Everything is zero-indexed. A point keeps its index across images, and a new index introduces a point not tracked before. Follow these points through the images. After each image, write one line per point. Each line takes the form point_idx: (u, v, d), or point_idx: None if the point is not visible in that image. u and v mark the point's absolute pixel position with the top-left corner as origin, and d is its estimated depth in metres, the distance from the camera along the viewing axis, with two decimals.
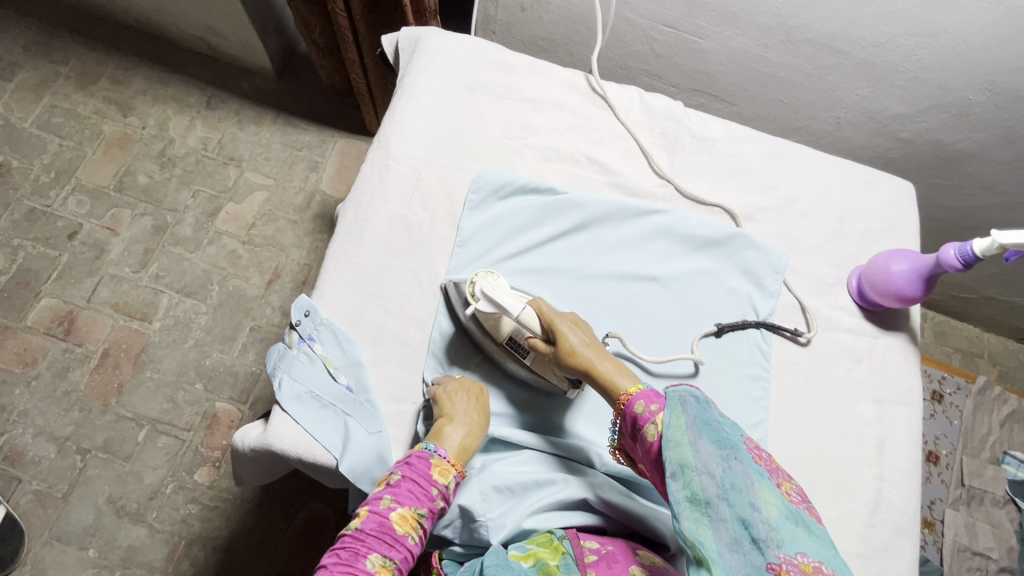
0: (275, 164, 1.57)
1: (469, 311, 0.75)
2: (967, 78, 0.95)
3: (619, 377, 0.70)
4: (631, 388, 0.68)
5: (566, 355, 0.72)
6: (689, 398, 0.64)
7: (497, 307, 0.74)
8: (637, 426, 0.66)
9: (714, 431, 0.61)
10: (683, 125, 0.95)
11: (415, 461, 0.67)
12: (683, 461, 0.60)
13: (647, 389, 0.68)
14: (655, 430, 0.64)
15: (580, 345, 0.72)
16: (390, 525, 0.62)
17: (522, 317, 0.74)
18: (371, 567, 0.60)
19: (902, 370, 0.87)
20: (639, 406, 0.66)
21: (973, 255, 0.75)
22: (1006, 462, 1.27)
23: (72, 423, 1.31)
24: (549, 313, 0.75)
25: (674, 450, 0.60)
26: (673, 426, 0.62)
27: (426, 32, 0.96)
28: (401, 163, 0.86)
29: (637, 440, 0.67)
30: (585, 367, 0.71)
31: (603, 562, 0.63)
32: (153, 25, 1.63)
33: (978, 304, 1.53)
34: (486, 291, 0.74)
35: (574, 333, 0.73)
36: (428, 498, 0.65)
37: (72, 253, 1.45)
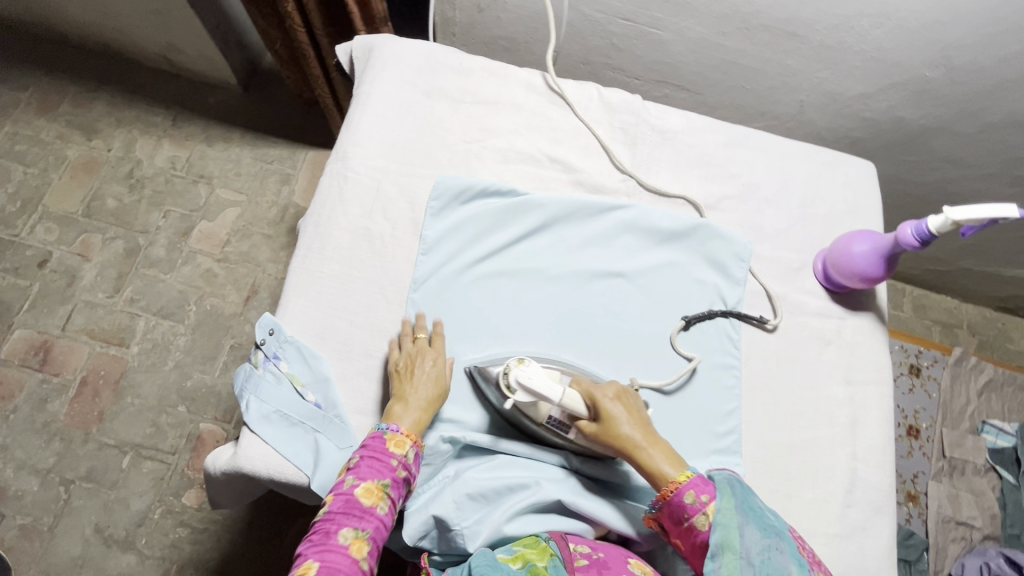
0: (245, 179, 1.56)
1: (507, 403, 0.71)
2: (921, 55, 0.96)
3: (666, 465, 0.66)
4: (679, 477, 0.65)
5: (610, 437, 0.69)
6: (735, 484, 0.64)
7: (535, 396, 0.69)
8: (685, 514, 0.63)
9: (761, 519, 0.61)
10: (642, 119, 0.95)
11: (371, 441, 0.68)
12: (728, 544, 0.59)
13: (695, 476, 0.65)
14: (706, 521, 0.62)
15: (624, 429, 0.68)
16: (356, 499, 0.64)
17: (564, 401, 0.69)
18: (345, 541, 0.61)
19: (871, 349, 0.88)
20: (689, 497, 0.63)
21: (929, 232, 0.75)
22: (985, 431, 1.29)
23: (54, 454, 1.29)
24: (592, 393, 0.71)
25: (719, 531, 0.60)
26: (721, 510, 0.61)
27: (380, 39, 0.95)
28: (360, 173, 0.86)
29: (684, 528, 0.64)
30: (630, 451, 0.68)
31: (593, 568, 0.62)
32: (112, 45, 1.60)
33: (953, 276, 1.55)
34: (521, 381, 0.69)
35: (620, 418, 0.69)
36: (389, 470, 0.66)
37: (44, 282, 1.43)
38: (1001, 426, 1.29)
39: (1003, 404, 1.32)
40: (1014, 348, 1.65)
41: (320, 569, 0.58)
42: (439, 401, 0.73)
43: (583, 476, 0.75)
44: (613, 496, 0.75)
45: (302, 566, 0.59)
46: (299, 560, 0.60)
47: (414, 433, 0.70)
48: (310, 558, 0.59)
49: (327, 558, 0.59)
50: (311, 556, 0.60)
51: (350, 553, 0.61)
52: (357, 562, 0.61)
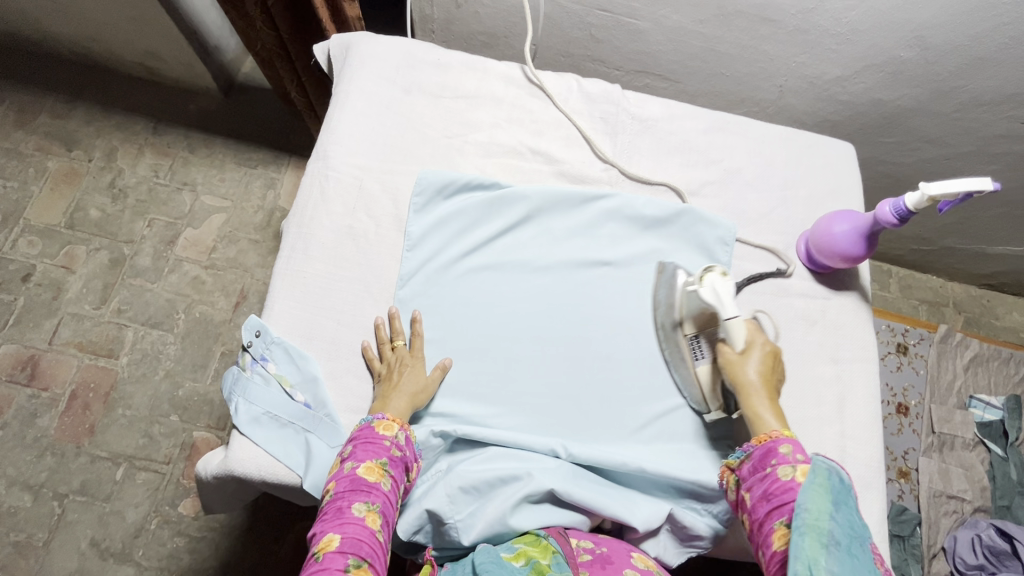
0: (229, 185, 1.54)
1: (691, 290, 0.78)
2: (895, 36, 0.97)
3: (772, 419, 0.69)
4: (784, 432, 0.68)
5: (739, 369, 0.73)
6: (836, 473, 0.60)
7: (713, 303, 0.75)
8: (772, 459, 0.65)
9: (851, 514, 0.57)
10: (622, 108, 0.96)
11: (359, 431, 0.69)
12: (818, 510, 0.56)
13: (798, 441, 0.67)
14: (790, 472, 0.63)
15: (760, 373, 0.72)
16: (360, 478, 0.64)
17: (732, 321, 0.74)
18: (359, 514, 0.61)
19: (856, 327, 0.89)
20: (785, 447, 0.66)
21: (906, 209, 0.77)
22: (973, 406, 1.31)
23: (46, 469, 1.28)
24: (755, 334, 0.75)
25: (811, 495, 0.57)
26: (814, 483, 0.58)
27: (357, 37, 0.94)
28: (342, 172, 0.85)
29: (762, 474, 0.65)
30: (747, 388, 0.72)
31: (597, 563, 0.64)
32: (89, 54, 1.58)
33: (938, 254, 1.56)
34: (715, 285, 0.75)
35: (761, 364, 0.73)
36: (384, 449, 0.66)
37: (29, 296, 1.41)
38: (987, 401, 1.31)
39: (990, 379, 1.34)
40: (999, 324, 1.67)
41: (343, 540, 0.58)
42: (421, 394, 0.74)
43: (576, 465, 0.75)
44: (604, 483, 0.75)
45: (322, 542, 0.59)
46: (318, 539, 0.59)
47: (402, 418, 0.71)
48: (329, 533, 0.59)
49: (347, 529, 0.59)
50: (331, 530, 0.59)
51: (367, 525, 0.60)
52: (375, 532, 0.60)
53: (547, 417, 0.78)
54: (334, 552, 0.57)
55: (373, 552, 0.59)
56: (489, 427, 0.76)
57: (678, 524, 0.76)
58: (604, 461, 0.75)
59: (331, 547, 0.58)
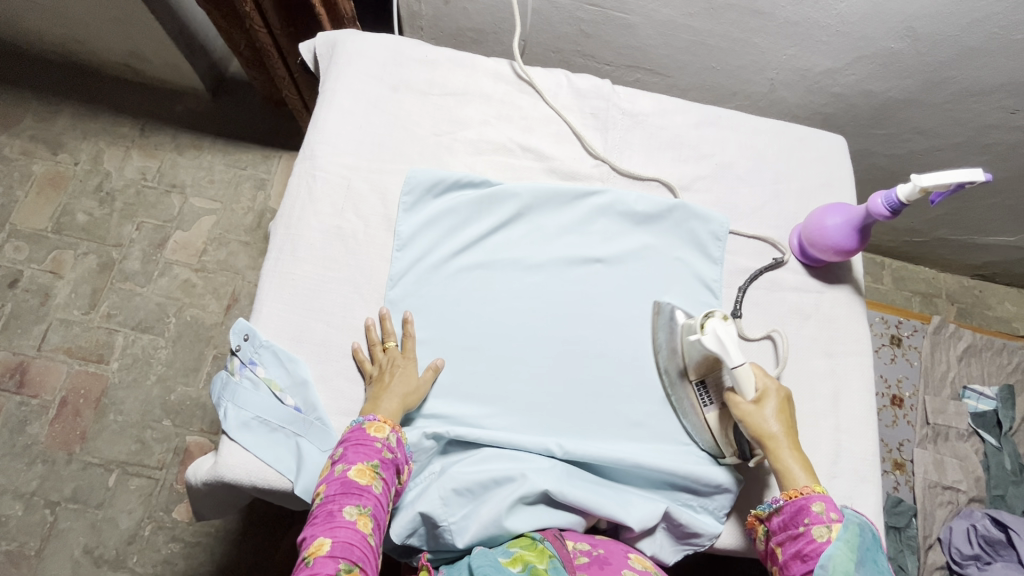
0: (219, 186, 1.53)
1: (694, 340, 0.75)
2: (885, 27, 0.96)
3: (800, 471, 0.69)
4: (814, 486, 0.68)
5: (759, 421, 0.72)
6: (866, 529, 0.65)
7: (721, 351, 0.73)
8: (804, 518, 0.66)
9: (878, 572, 0.62)
10: (612, 104, 0.95)
11: (350, 434, 0.68)
12: (841, 571, 0.62)
13: (827, 492, 0.68)
14: (825, 532, 0.65)
15: (779, 422, 0.72)
16: (351, 481, 0.63)
17: (739, 372, 0.73)
18: (350, 518, 0.60)
19: (849, 321, 0.88)
20: (818, 505, 0.66)
21: (898, 201, 0.76)
22: (967, 396, 1.31)
23: (37, 477, 1.26)
24: (766, 380, 0.74)
25: (837, 556, 0.63)
26: (841, 540, 0.64)
27: (343, 35, 0.93)
28: (329, 171, 0.84)
29: (795, 532, 0.67)
30: (771, 440, 0.71)
31: (595, 564, 0.64)
32: (73, 55, 1.56)
33: (931, 246, 1.56)
34: (720, 332, 0.73)
35: (779, 411, 0.72)
36: (375, 452, 0.65)
37: (16, 303, 1.39)
38: (981, 391, 1.31)
39: (983, 369, 1.35)
40: (992, 314, 1.68)
41: (334, 545, 0.57)
42: (412, 396, 0.73)
43: (570, 463, 0.75)
44: (599, 482, 0.75)
45: (312, 546, 0.58)
46: (307, 543, 0.59)
47: (393, 419, 0.70)
48: (320, 536, 0.58)
49: (338, 534, 0.58)
50: (321, 534, 0.58)
51: (358, 528, 0.60)
52: (367, 536, 0.60)
53: (540, 416, 0.77)
54: (324, 557, 0.56)
55: (363, 557, 0.58)
56: (482, 427, 0.75)
57: (674, 522, 0.75)
58: (599, 459, 0.75)
59: (322, 551, 0.57)
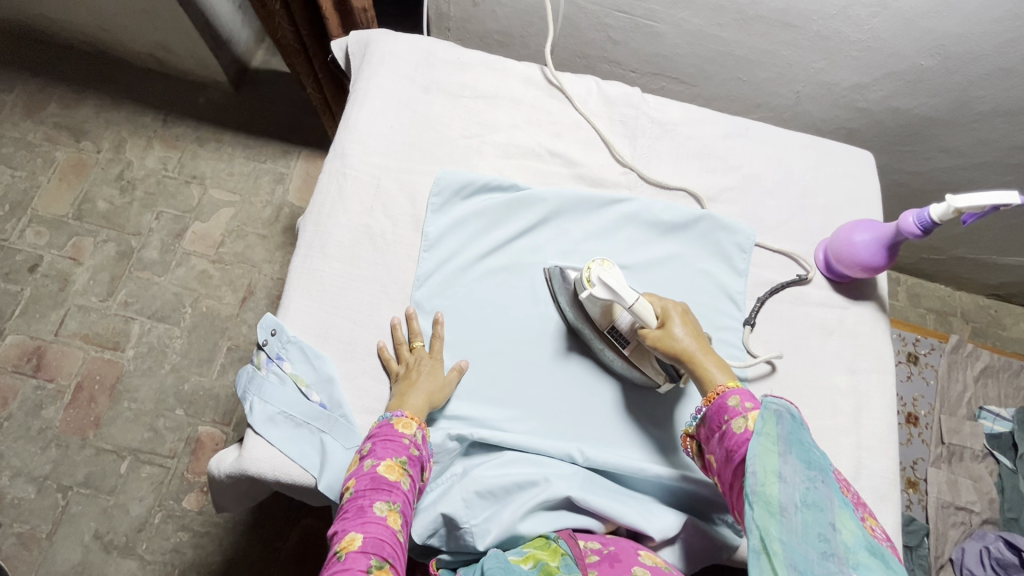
0: (238, 179, 1.54)
1: (585, 297, 0.74)
2: (917, 45, 0.96)
3: (715, 371, 0.67)
4: (727, 383, 0.65)
5: (669, 342, 0.70)
6: (786, 412, 0.60)
7: (612, 294, 0.72)
8: (724, 416, 0.63)
9: (806, 452, 0.57)
10: (641, 112, 0.95)
11: (378, 429, 0.68)
12: (769, 468, 0.56)
13: (742, 385, 0.65)
14: (744, 423, 0.62)
15: (688, 335, 0.70)
16: (380, 476, 0.63)
17: (634, 306, 0.72)
18: (380, 514, 0.60)
19: (873, 338, 0.88)
20: (733, 400, 0.63)
21: (930, 220, 0.76)
22: (982, 417, 1.31)
23: (50, 461, 1.27)
24: (660, 304, 0.73)
25: (760, 452, 0.58)
26: (762, 434, 0.59)
27: (375, 35, 0.94)
28: (359, 170, 0.85)
29: (720, 434, 0.64)
30: (686, 355, 0.69)
31: (605, 562, 0.63)
32: (100, 45, 1.57)
33: (949, 263, 1.55)
34: (602, 277, 0.72)
35: (685, 325, 0.71)
36: (403, 448, 0.66)
37: (35, 287, 1.40)
38: (997, 412, 1.30)
39: (999, 390, 1.34)
40: (1007, 335, 1.67)
41: (366, 540, 0.57)
42: (438, 395, 0.73)
43: (590, 470, 0.75)
44: (620, 490, 0.75)
45: (344, 541, 0.58)
46: (339, 537, 0.59)
47: (420, 416, 0.70)
48: (352, 531, 0.58)
49: (369, 529, 0.58)
50: (354, 529, 0.58)
51: (389, 525, 0.60)
52: (397, 532, 0.60)
53: (563, 422, 0.77)
54: (356, 552, 0.56)
55: (394, 553, 0.58)
56: (505, 430, 0.75)
57: (694, 534, 0.75)
58: (621, 467, 0.75)
59: (354, 546, 0.57)
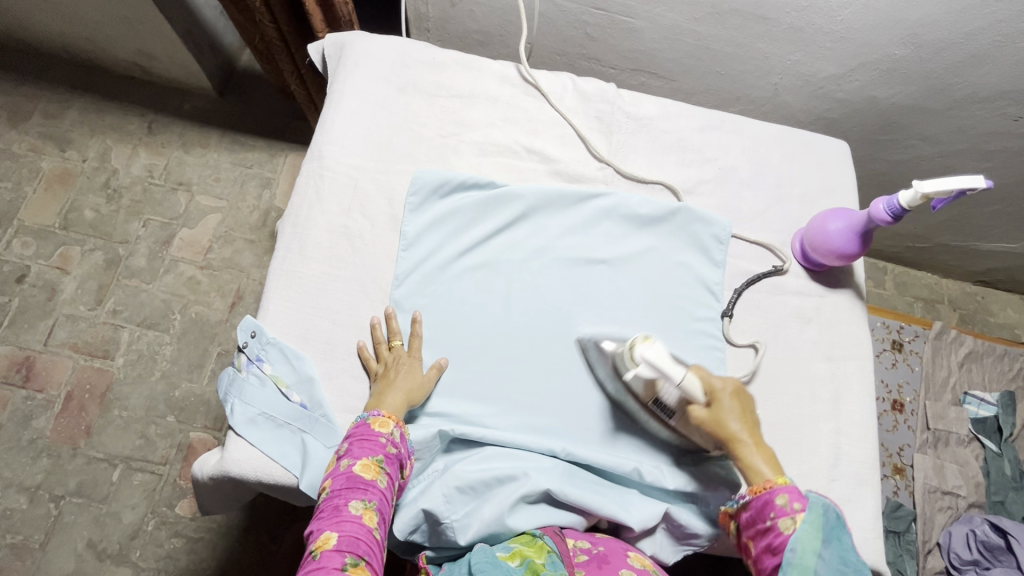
0: (225, 184, 1.54)
1: (629, 377, 0.73)
2: (888, 34, 0.97)
3: (763, 464, 0.68)
4: (776, 478, 0.66)
5: (717, 426, 0.70)
6: (830, 506, 0.65)
7: (660, 373, 0.71)
8: (770, 512, 0.64)
9: (843, 548, 0.63)
10: (617, 107, 0.96)
11: (355, 429, 0.68)
12: (807, 548, 0.62)
13: (791, 483, 0.66)
14: (791, 524, 0.63)
15: (735, 419, 0.70)
16: (356, 476, 0.63)
17: (684, 384, 0.71)
18: (355, 512, 0.61)
19: (850, 325, 0.89)
20: (781, 498, 0.64)
21: (900, 207, 0.77)
22: (967, 402, 1.32)
23: (42, 471, 1.28)
24: (707, 378, 0.73)
25: (803, 537, 0.62)
26: (808, 521, 0.63)
27: (351, 37, 0.94)
28: (336, 171, 0.85)
29: (763, 526, 0.65)
30: (733, 440, 0.70)
31: (593, 563, 0.64)
32: (83, 54, 1.57)
33: (933, 251, 1.57)
34: (649, 357, 0.71)
35: (732, 407, 0.71)
36: (379, 448, 0.66)
37: (23, 298, 1.40)
38: (981, 397, 1.32)
39: (984, 375, 1.35)
40: (993, 320, 1.68)
41: (341, 539, 0.58)
42: (416, 393, 0.73)
43: (571, 464, 0.76)
44: (602, 483, 0.76)
45: (319, 540, 0.58)
46: (315, 536, 0.59)
47: (397, 414, 0.70)
48: (327, 530, 0.59)
49: (344, 528, 0.59)
50: (328, 528, 0.59)
51: (364, 523, 0.60)
52: (372, 530, 0.60)
53: (544, 416, 0.78)
54: (330, 551, 0.57)
55: (369, 550, 0.59)
56: (486, 426, 0.76)
57: (676, 524, 0.75)
58: (600, 461, 0.75)
59: (329, 545, 0.58)
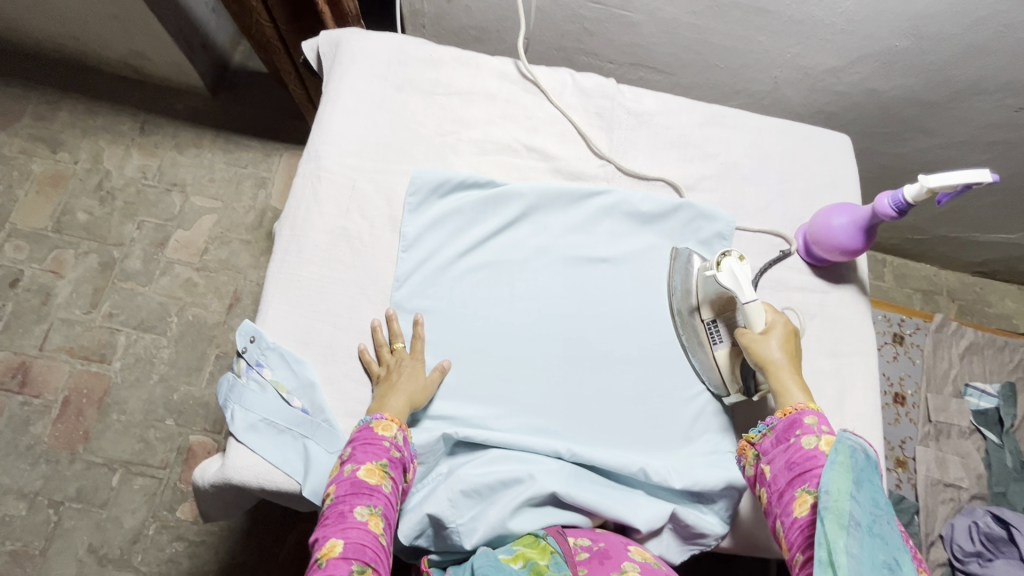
0: (220, 185, 1.52)
1: (709, 277, 0.76)
2: (890, 26, 0.96)
3: (795, 391, 0.69)
4: (808, 404, 0.68)
5: (761, 350, 0.72)
6: (862, 451, 0.58)
7: (735, 287, 0.74)
8: (796, 430, 0.66)
9: (877, 490, 0.55)
10: (617, 103, 0.95)
11: (359, 433, 0.68)
12: (837, 488, 0.55)
13: (821, 410, 0.68)
14: (814, 441, 0.64)
15: (784, 351, 0.72)
16: (361, 481, 0.63)
17: (750, 306, 0.73)
18: (361, 518, 0.60)
19: (854, 320, 0.89)
20: (810, 418, 0.66)
21: (904, 202, 0.76)
22: (969, 394, 1.32)
23: (40, 477, 1.26)
24: (774, 315, 0.74)
25: (832, 477, 0.56)
26: (835, 462, 0.57)
27: (346, 34, 0.92)
28: (334, 172, 0.84)
29: (784, 445, 0.66)
30: (772, 366, 0.71)
31: (595, 559, 0.64)
32: (73, 53, 1.55)
33: (933, 243, 1.56)
34: (735, 269, 0.74)
35: (783, 342, 0.72)
36: (383, 451, 0.66)
37: (17, 301, 1.38)
38: (983, 388, 1.32)
39: (984, 366, 1.35)
40: (992, 311, 1.68)
41: (347, 546, 0.57)
42: (419, 396, 0.73)
43: (577, 465, 0.75)
44: (607, 482, 0.75)
45: (325, 548, 0.58)
46: (320, 544, 0.59)
47: (401, 417, 0.69)
48: (332, 538, 0.58)
49: (350, 534, 0.58)
50: (333, 535, 0.58)
51: (370, 529, 0.59)
52: (378, 536, 0.59)
53: (548, 418, 0.77)
54: (337, 559, 0.56)
55: (376, 557, 0.58)
56: (491, 429, 0.75)
57: (681, 523, 0.75)
58: (605, 461, 0.75)
59: (335, 553, 0.57)
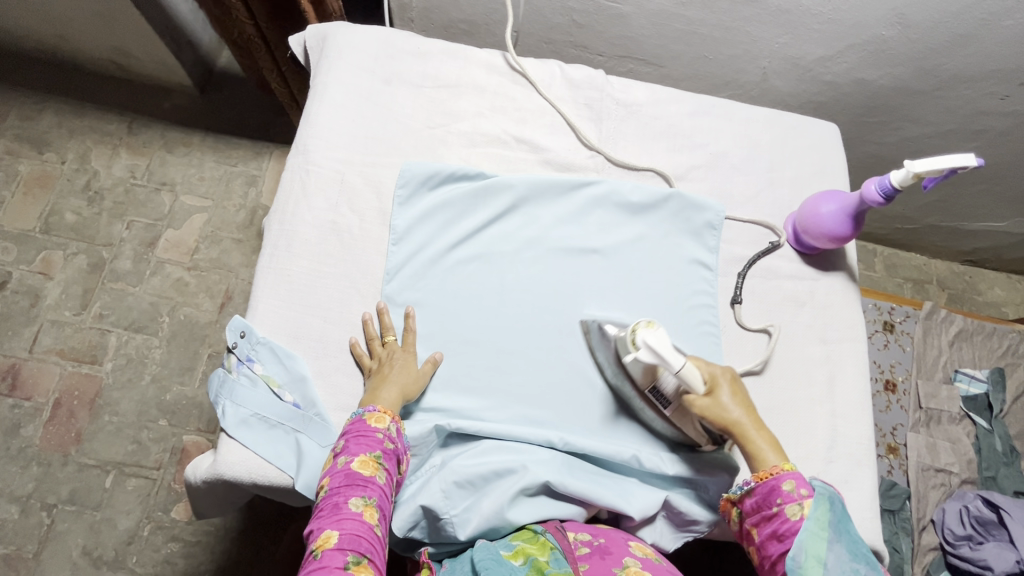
0: (210, 184, 1.51)
1: (629, 360, 0.71)
2: (877, 14, 0.96)
3: (768, 450, 0.68)
4: (783, 464, 0.67)
5: (719, 413, 0.70)
6: (836, 500, 0.64)
7: (660, 361, 0.69)
8: (777, 498, 0.65)
9: (850, 542, 0.62)
10: (606, 94, 0.95)
11: (352, 425, 0.67)
12: (815, 553, 0.61)
13: (797, 469, 0.66)
14: (798, 510, 0.64)
15: (738, 406, 0.70)
16: (355, 472, 0.63)
17: (684, 371, 0.69)
18: (355, 510, 0.60)
19: (843, 307, 0.89)
20: (788, 484, 0.65)
21: (891, 187, 0.77)
22: (958, 380, 1.33)
23: (33, 480, 1.25)
24: (711, 369, 0.72)
25: (809, 540, 0.62)
26: (813, 520, 0.63)
27: (333, 27, 0.92)
28: (322, 165, 0.83)
29: (768, 513, 0.65)
30: (736, 427, 0.69)
31: (596, 555, 0.63)
32: (58, 52, 1.53)
33: (922, 232, 1.58)
34: (650, 344, 0.69)
35: (733, 395, 0.71)
36: (377, 443, 0.65)
37: (6, 304, 1.37)
38: (971, 374, 1.34)
39: (974, 353, 1.37)
40: (981, 299, 1.70)
41: (341, 537, 0.57)
42: (411, 388, 0.72)
43: (569, 454, 0.75)
44: (600, 471, 0.75)
45: (320, 540, 0.58)
46: (315, 536, 0.59)
47: (393, 409, 0.69)
48: (327, 529, 0.58)
49: (345, 526, 0.58)
50: (328, 527, 0.58)
51: (365, 520, 0.59)
52: (373, 527, 0.59)
53: (541, 409, 0.77)
54: (332, 549, 0.56)
55: (371, 548, 0.58)
56: (485, 420, 0.75)
57: (674, 510, 0.75)
58: (598, 449, 0.75)
59: (330, 544, 0.57)
